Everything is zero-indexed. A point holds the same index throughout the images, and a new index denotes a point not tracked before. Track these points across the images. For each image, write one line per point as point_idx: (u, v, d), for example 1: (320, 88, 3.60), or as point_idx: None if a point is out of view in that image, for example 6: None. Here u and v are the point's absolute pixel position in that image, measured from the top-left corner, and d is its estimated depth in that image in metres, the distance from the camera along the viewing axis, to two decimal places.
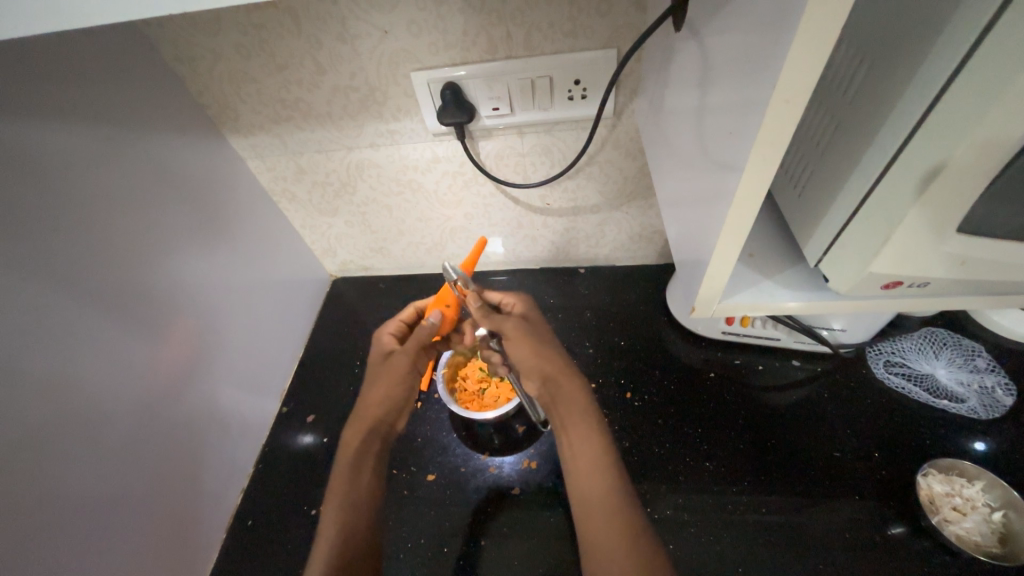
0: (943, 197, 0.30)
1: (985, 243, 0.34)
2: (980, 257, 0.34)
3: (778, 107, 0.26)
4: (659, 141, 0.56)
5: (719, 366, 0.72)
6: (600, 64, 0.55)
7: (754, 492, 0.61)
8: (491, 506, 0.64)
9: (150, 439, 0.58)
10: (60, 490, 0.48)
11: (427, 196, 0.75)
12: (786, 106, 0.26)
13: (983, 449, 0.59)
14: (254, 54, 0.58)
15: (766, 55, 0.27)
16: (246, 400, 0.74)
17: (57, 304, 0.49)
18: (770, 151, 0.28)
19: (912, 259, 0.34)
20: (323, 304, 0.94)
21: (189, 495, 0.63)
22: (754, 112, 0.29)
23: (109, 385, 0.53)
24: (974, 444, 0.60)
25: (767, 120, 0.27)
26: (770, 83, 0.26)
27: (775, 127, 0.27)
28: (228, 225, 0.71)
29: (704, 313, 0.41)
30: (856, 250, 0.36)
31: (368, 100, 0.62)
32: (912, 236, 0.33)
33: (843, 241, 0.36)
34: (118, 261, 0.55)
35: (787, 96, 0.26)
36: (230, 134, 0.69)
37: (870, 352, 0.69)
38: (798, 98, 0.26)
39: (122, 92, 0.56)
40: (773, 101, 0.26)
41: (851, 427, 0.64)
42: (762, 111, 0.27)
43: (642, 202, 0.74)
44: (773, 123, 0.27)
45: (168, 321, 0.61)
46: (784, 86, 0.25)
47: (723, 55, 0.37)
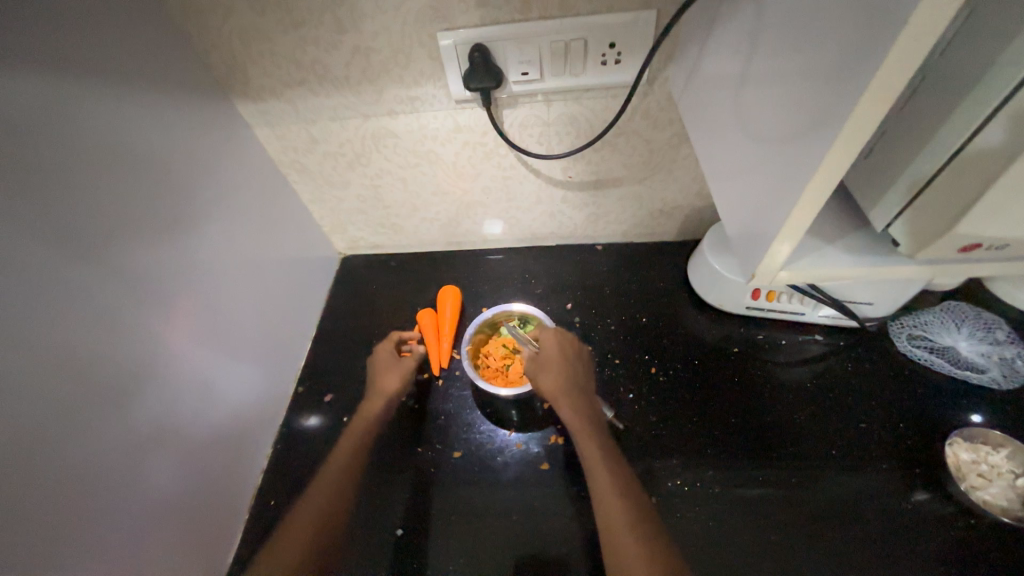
0: None
1: None
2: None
3: (901, 46, 0.25)
4: (697, 108, 0.54)
5: (742, 340, 0.72)
6: (638, 26, 0.53)
7: (783, 462, 0.61)
8: (520, 482, 0.64)
9: (169, 420, 0.57)
10: (83, 471, 0.46)
11: (444, 168, 0.73)
12: (912, 42, 0.25)
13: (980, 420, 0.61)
14: (270, 10, 0.54)
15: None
16: (262, 381, 0.73)
17: (72, 277, 0.46)
18: (880, 98, 0.27)
19: (998, 223, 0.33)
20: (333, 283, 0.92)
21: (208, 476, 0.62)
22: (867, 54, 0.28)
23: (127, 364, 0.51)
24: (972, 416, 0.62)
25: (885, 60, 0.26)
26: (900, 20, 0.25)
27: (890, 73, 0.26)
28: (236, 195, 0.68)
29: (763, 280, 0.42)
30: (935, 211, 0.35)
31: (390, 63, 0.59)
32: (1005, 198, 0.31)
33: (922, 202, 0.35)
34: (132, 234, 0.52)
35: (914, 33, 0.25)
36: (239, 100, 0.65)
37: (893, 326, 0.69)
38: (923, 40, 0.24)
39: (130, 47, 0.52)
40: (898, 40, 0.25)
41: (875, 400, 0.64)
42: (884, 51, 0.26)
43: (665, 175, 0.72)
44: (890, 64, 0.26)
45: (184, 298, 0.59)
46: (908, 25, 0.25)
47: (790, 8, 0.36)
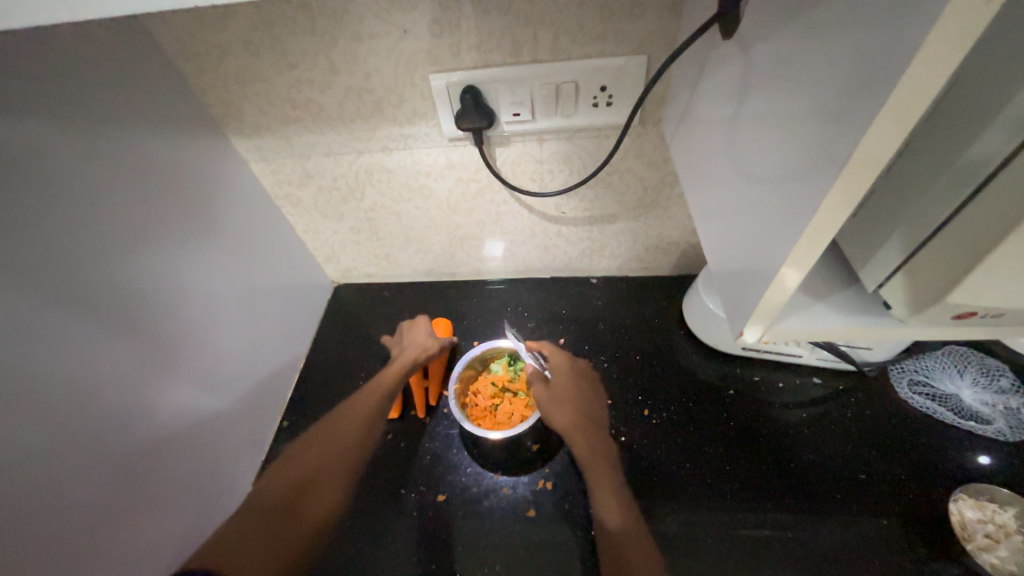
0: None
1: None
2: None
3: (883, 122, 0.24)
4: (688, 153, 0.54)
5: (737, 382, 0.70)
6: (629, 70, 0.53)
7: (780, 515, 0.59)
8: (506, 529, 0.61)
9: (149, 462, 0.55)
10: (54, 520, 0.44)
11: (437, 202, 0.73)
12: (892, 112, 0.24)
13: (987, 462, 0.59)
14: (264, 51, 0.55)
15: (861, 63, 0.26)
16: (247, 416, 0.71)
17: (57, 317, 0.45)
18: (864, 170, 0.27)
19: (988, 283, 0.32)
20: (324, 312, 0.91)
21: (189, 516, 0.60)
22: (843, 122, 0.27)
23: (113, 401, 0.50)
24: (978, 457, 0.60)
25: (861, 133, 0.25)
26: (874, 90, 0.24)
27: (872, 148, 0.25)
28: (227, 229, 0.68)
29: (753, 334, 0.40)
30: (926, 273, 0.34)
31: (383, 103, 0.59)
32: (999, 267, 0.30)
33: (914, 262, 0.35)
34: (119, 271, 0.51)
35: (895, 111, 0.24)
36: (233, 135, 0.66)
37: (892, 370, 0.67)
38: (906, 115, 0.24)
39: (123, 86, 0.52)
40: (880, 114, 0.24)
41: (875, 448, 0.62)
42: (860, 121, 0.25)
43: (660, 213, 0.72)
44: (875, 137, 0.25)
45: (170, 334, 0.58)
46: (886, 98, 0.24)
47: (773, 64, 0.35)
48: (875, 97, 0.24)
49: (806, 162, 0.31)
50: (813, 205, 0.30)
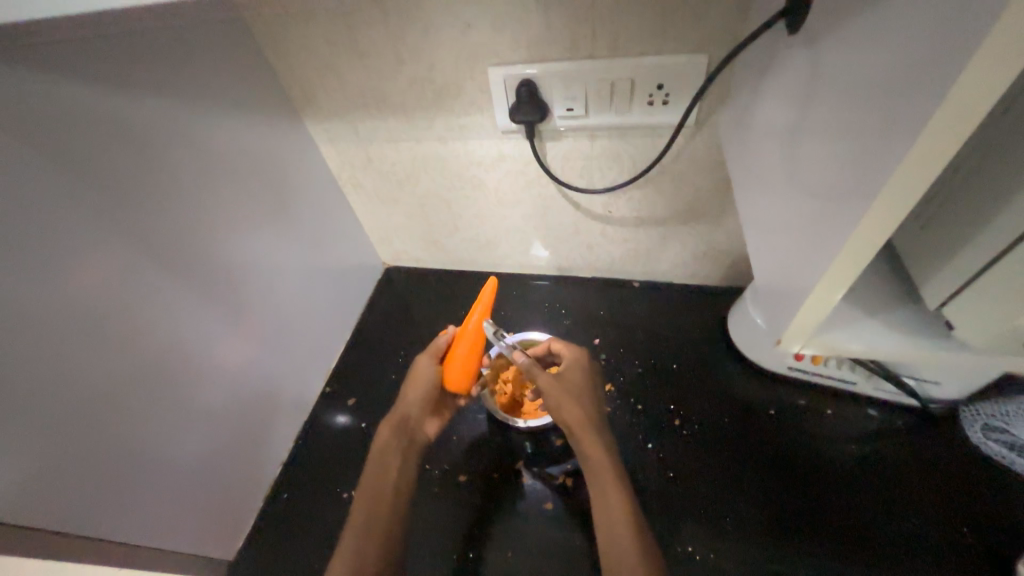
0: None
1: None
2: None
3: (942, 121, 0.23)
4: (744, 156, 0.52)
5: (781, 404, 0.66)
6: (688, 69, 0.52)
7: (812, 549, 0.55)
8: (521, 517, 0.62)
9: (207, 407, 0.62)
10: (130, 444, 0.52)
11: (486, 193, 0.75)
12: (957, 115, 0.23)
13: None
14: (339, 42, 0.59)
15: (928, 62, 0.24)
16: (295, 378, 0.77)
17: (143, 269, 0.52)
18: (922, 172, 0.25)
19: None
20: (374, 291, 0.96)
21: (235, 461, 0.67)
22: (902, 126, 0.25)
23: (181, 349, 0.57)
24: None
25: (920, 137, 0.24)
26: (938, 91, 0.23)
27: (933, 148, 0.24)
28: (295, 204, 0.74)
29: (790, 343, 0.39)
30: (992, 298, 0.31)
31: (442, 94, 0.62)
32: None
33: (979, 283, 0.32)
34: (195, 234, 0.58)
35: (958, 110, 0.22)
36: (307, 119, 0.71)
37: (964, 411, 0.61)
38: (970, 113, 0.22)
39: (217, 69, 0.59)
40: (939, 112, 0.23)
41: (933, 494, 0.57)
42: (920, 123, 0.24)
43: (712, 219, 0.70)
44: (933, 137, 0.23)
45: (233, 294, 0.64)
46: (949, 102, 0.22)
47: (841, 62, 0.34)
48: (939, 98, 0.23)
49: (863, 165, 0.29)
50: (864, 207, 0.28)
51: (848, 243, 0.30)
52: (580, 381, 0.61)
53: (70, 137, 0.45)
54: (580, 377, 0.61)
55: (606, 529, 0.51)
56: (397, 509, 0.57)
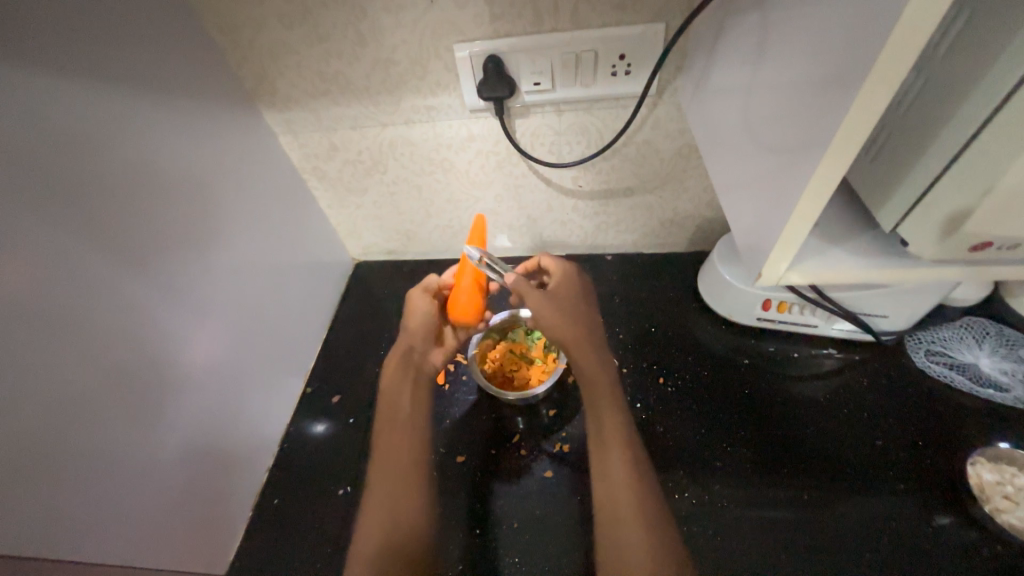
0: None
1: None
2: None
3: (896, 45, 0.26)
4: (704, 119, 0.55)
5: (752, 353, 0.71)
6: (647, 38, 0.55)
7: (795, 480, 0.59)
8: (523, 488, 0.63)
9: (180, 413, 0.58)
10: (95, 457, 0.48)
11: (457, 176, 0.75)
12: (902, 41, 0.25)
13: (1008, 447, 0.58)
14: (296, 24, 0.58)
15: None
16: (272, 380, 0.74)
17: (96, 268, 0.49)
18: (877, 96, 0.28)
19: (1009, 218, 0.34)
20: (346, 288, 0.94)
21: (214, 469, 0.63)
22: (854, 59, 0.28)
23: (145, 353, 0.54)
24: (1000, 442, 0.59)
25: (872, 65, 0.27)
26: (885, 22, 0.26)
27: (887, 73, 0.27)
28: (257, 199, 0.70)
29: (770, 281, 0.42)
30: (940, 216, 0.36)
31: (407, 75, 0.61)
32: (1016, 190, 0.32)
33: (929, 199, 0.36)
34: (152, 231, 0.54)
35: (906, 33, 0.25)
36: (264, 109, 0.69)
37: (910, 341, 0.68)
38: (916, 37, 0.25)
39: (163, 55, 0.55)
40: (892, 38, 0.26)
41: (892, 416, 0.63)
42: (871, 53, 0.27)
43: (676, 186, 0.73)
44: (887, 63, 0.26)
45: (199, 294, 0.61)
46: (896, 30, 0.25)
47: (791, 15, 0.37)
48: (886, 28, 0.26)
49: (820, 101, 0.32)
50: (827, 138, 0.31)
51: (812, 176, 0.33)
52: (570, 299, 0.64)
53: (2, 127, 0.41)
54: (570, 299, 0.63)
55: (603, 448, 0.54)
56: (415, 444, 0.61)
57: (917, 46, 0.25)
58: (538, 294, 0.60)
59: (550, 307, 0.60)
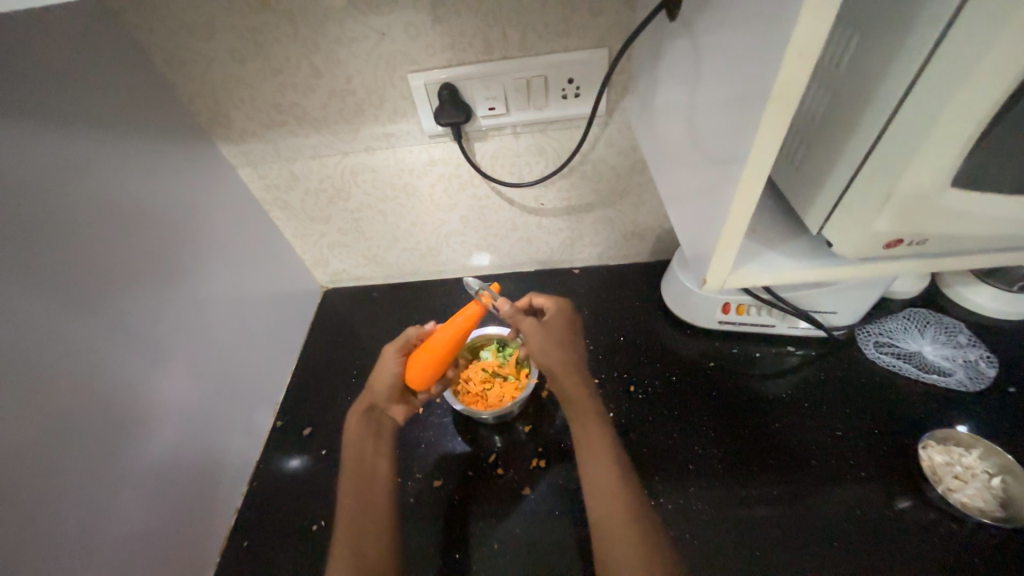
0: (941, 148, 0.32)
1: (979, 197, 0.37)
2: (976, 209, 0.37)
3: (793, 62, 0.28)
4: (650, 136, 0.58)
5: (716, 356, 0.74)
6: (592, 62, 0.58)
7: (765, 478, 0.61)
8: (502, 508, 0.62)
9: (142, 457, 0.56)
10: (44, 512, 0.45)
11: (420, 200, 0.76)
12: (800, 59, 0.28)
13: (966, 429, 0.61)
14: (250, 58, 0.58)
15: (773, 22, 0.30)
16: (238, 418, 0.71)
17: (49, 309, 0.47)
18: (782, 108, 0.30)
19: (916, 215, 0.37)
20: (314, 317, 0.92)
21: (180, 514, 0.60)
22: (763, 75, 0.31)
23: (104, 395, 0.52)
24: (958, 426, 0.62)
25: (777, 81, 0.29)
26: (784, 41, 0.28)
27: (793, 84, 0.29)
28: (217, 231, 0.69)
29: (716, 285, 0.44)
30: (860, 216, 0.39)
31: (364, 104, 0.63)
32: (917, 190, 0.35)
33: (844, 202, 0.39)
34: (108, 268, 0.53)
35: (800, 52, 0.28)
36: (221, 142, 0.69)
37: (860, 335, 0.71)
38: (811, 54, 0.28)
39: (112, 91, 0.55)
40: (790, 57, 0.28)
41: (849, 408, 0.65)
42: (776, 69, 0.29)
43: (633, 199, 0.76)
44: (790, 78, 0.29)
45: (160, 330, 0.59)
46: (794, 47, 0.28)
47: (712, 38, 0.40)
48: (785, 47, 0.28)
49: (740, 114, 0.35)
50: (748, 148, 0.33)
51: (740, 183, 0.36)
52: (565, 330, 0.63)
53: None
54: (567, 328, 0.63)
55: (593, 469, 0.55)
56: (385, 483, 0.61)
57: (810, 64, 0.28)
58: (530, 321, 0.60)
59: (541, 335, 0.60)
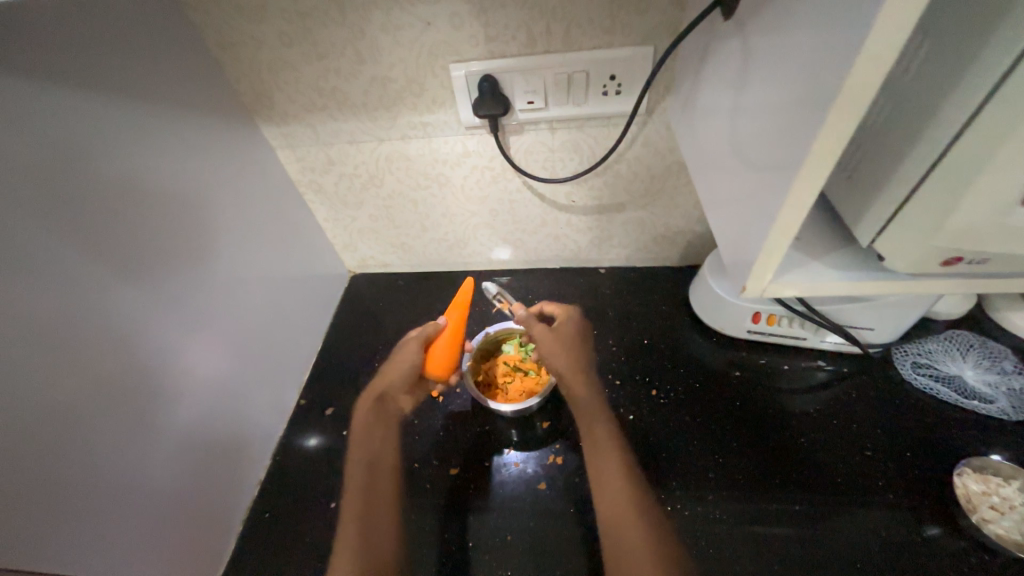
0: (1012, 163, 0.31)
1: None
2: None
3: (861, 66, 0.27)
4: (691, 137, 0.57)
5: (742, 365, 0.72)
6: (636, 59, 0.57)
7: (787, 494, 0.60)
8: (516, 501, 0.63)
9: (169, 425, 0.58)
10: (78, 469, 0.48)
11: (452, 191, 0.76)
12: (868, 65, 0.27)
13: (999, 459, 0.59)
14: (296, 43, 0.59)
15: (841, 25, 0.29)
16: (264, 393, 0.73)
17: (91, 278, 0.49)
18: (844, 114, 0.29)
19: (976, 233, 0.35)
20: (341, 300, 0.94)
21: (204, 481, 0.63)
22: (825, 80, 0.30)
23: (137, 364, 0.54)
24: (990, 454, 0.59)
25: (843, 85, 0.28)
26: (853, 45, 0.27)
27: (857, 90, 0.28)
28: (253, 211, 0.71)
29: (754, 293, 0.43)
30: (914, 231, 0.37)
31: (404, 92, 0.63)
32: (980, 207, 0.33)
33: (902, 216, 0.38)
34: (149, 241, 0.55)
35: (870, 55, 0.27)
36: (263, 124, 0.70)
37: (896, 354, 0.69)
38: (880, 59, 0.27)
39: (165, 70, 0.57)
40: (857, 63, 0.27)
41: (880, 428, 0.63)
42: (840, 74, 0.28)
43: (667, 201, 0.75)
44: (854, 84, 0.28)
45: (193, 304, 0.61)
46: (863, 51, 0.27)
47: (769, 37, 0.38)
48: (853, 51, 0.27)
49: (795, 118, 0.34)
50: (802, 154, 0.32)
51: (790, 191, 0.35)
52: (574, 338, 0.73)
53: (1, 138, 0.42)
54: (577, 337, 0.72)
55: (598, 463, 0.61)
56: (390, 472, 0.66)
57: (879, 70, 0.27)
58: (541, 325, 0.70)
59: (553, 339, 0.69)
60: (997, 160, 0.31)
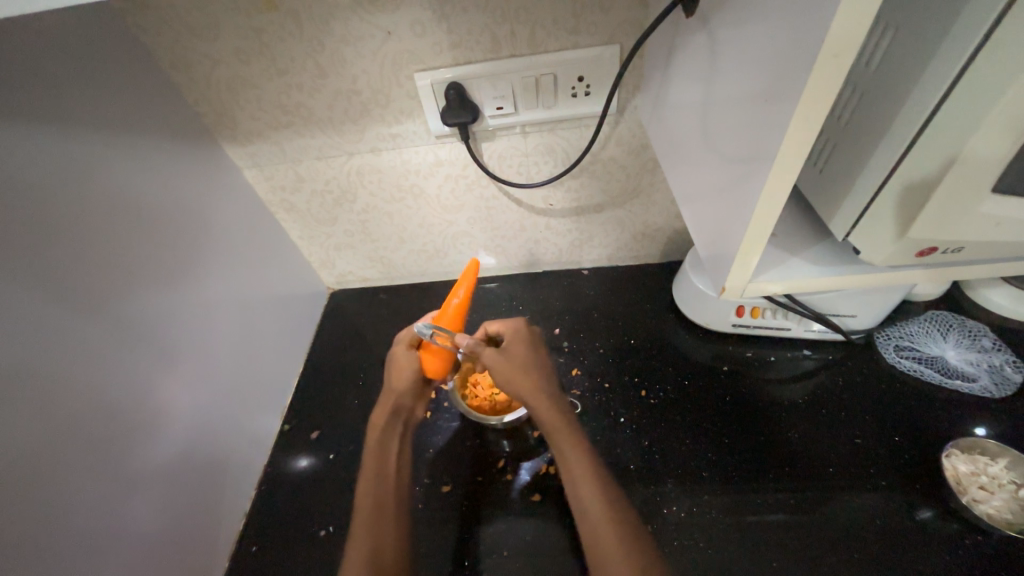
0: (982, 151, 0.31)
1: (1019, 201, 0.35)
2: (1015, 216, 0.35)
3: (827, 62, 0.27)
4: (664, 135, 0.56)
5: (729, 359, 0.72)
6: (604, 59, 0.56)
7: (783, 486, 0.59)
8: (510, 515, 0.61)
9: (150, 465, 0.55)
10: (55, 523, 0.45)
11: (427, 201, 0.75)
12: (835, 59, 0.26)
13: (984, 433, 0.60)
14: (254, 59, 0.57)
15: (804, 20, 0.28)
16: (245, 421, 0.71)
17: (53, 318, 0.46)
18: (812, 111, 0.29)
19: (949, 223, 0.35)
20: (322, 318, 0.92)
21: (189, 519, 0.60)
22: (792, 76, 0.29)
23: (111, 405, 0.51)
24: (976, 429, 0.61)
25: (810, 81, 0.28)
26: (817, 39, 0.27)
27: (825, 85, 0.27)
28: (220, 233, 0.68)
29: (734, 293, 0.42)
30: (889, 223, 0.37)
31: (370, 104, 0.61)
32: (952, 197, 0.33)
33: (876, 209, 0.37)
34: (115, 274, 0.52)
35: (835, 51, 0.26)
36: (226, 143, 0.68)
37: (879, 338, 0.69)
38: (846, 53, 0.26)
39: (116, 93, 0.54)
40: (823, 57, 0.27)
41: (868, 414, 0.64)
42: (807, 71, 0.28)
43: (644, 199, 0.74)
44: (822, 79, 0.27)
45: (166, 337, 0.58)
46: (829, 45, 0.26)
47: (733, 34, 0.38)
48: (818, 46, 0.27)
49: (764, 116, 0.33)
50: (773, 151, 0.32)
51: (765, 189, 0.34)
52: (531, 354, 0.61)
53: None
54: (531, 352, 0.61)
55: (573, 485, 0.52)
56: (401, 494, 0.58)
57: (845, 64, 0.26)
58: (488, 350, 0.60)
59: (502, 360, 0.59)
60: (964, 150, 0.31)
